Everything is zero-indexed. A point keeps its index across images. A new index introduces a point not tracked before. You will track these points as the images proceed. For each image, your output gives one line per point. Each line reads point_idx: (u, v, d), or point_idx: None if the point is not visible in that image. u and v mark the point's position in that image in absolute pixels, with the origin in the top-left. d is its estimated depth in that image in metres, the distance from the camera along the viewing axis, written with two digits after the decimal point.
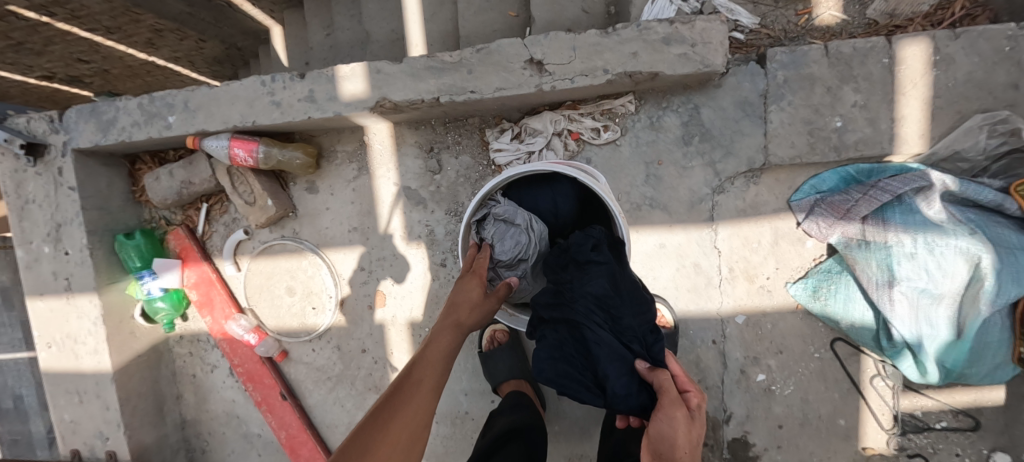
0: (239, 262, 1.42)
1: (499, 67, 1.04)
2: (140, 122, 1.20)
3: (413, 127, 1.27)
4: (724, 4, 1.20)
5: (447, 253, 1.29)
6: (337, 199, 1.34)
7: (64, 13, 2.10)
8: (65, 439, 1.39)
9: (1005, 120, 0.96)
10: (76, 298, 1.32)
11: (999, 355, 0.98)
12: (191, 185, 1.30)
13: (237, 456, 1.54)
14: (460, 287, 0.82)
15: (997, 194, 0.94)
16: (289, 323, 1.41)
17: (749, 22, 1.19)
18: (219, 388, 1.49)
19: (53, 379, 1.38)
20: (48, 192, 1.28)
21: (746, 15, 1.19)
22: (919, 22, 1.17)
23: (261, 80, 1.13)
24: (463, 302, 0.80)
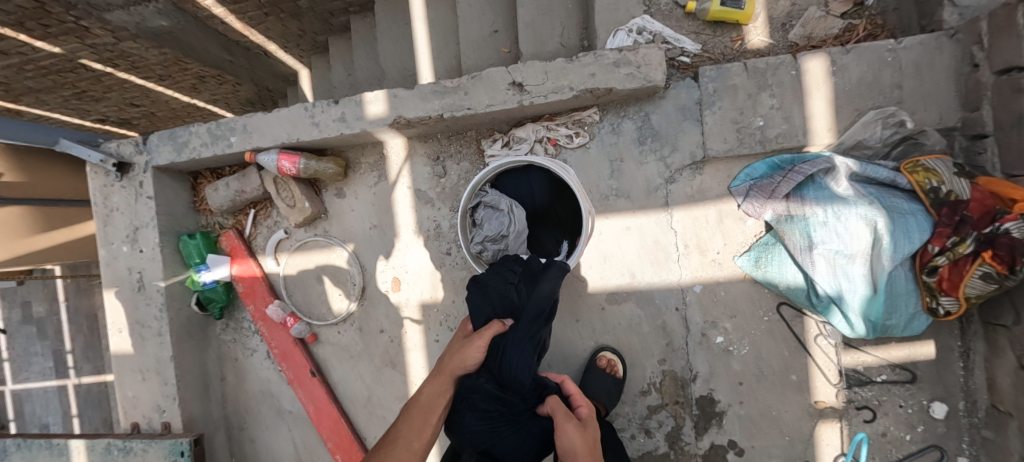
0: (279, 258, 1.70)
1: (489, 89, 1.33)
2: (207, 142, 1.51)
3: (423, 141, 1.56)
4: (672, 35, 1.48)
5: (451, 243, 1.55)
6: (361, 201, 1.63)
7: (127, 64, 2.62)
8: (128, 412, 1.63)
9: (894, 114, 1.20)
10: (146, 288, 1.60)
11: (911, 306, 1.18)
12: (243, 193, 1.60)
13: (271, 431, 1.75)
14: (453, 349, 0.94)
15: (889, 172, 1.17)
16: (319, 308, 1.67)
17: (692, 48, 1.48)
18: (258, 369, 1.74)
19: (120, 361, 1.63)
20: (129, 201, 1.58)
21: (690, 43, 1.48)
22: (831, 42, 1.43)
23: (304, 107, 1.44)
24: (454, 362, 0.91)
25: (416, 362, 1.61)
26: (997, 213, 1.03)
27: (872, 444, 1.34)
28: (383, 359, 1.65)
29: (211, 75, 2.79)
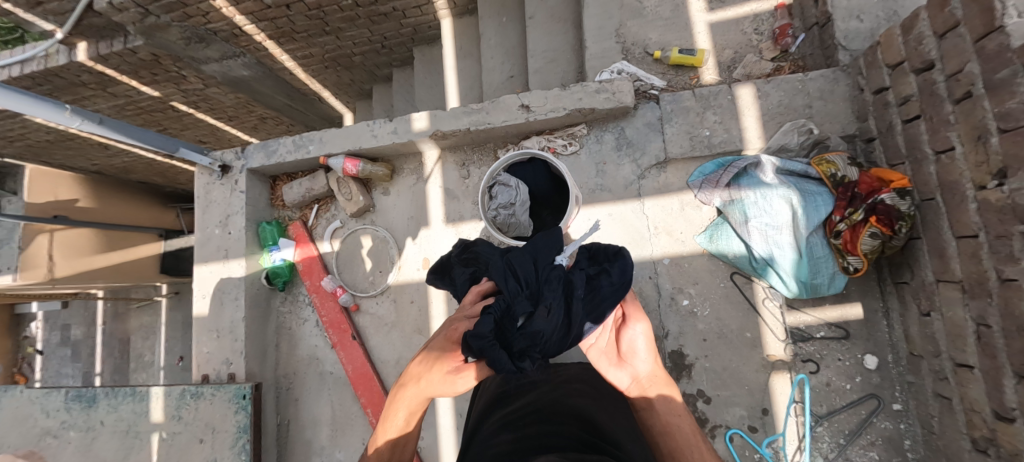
0: (333, 243, 2.13)
1: (504, 110, 1.80)
2: (291, 151, 2.01)
3: (453, 151, 2.02)
4: (645, 75, 1.94)
5: (472, 229, 1.95)
6: (402, 198, 2.07)
7: (203, 105, 3.70)
8: (201, 365, 1.98)
9: (806, 125, 1.61)
10: (230, 262, 2.02)
11: (830, 267, 1.50)
12: (313, 190, 2.06)
13: (312, 391, 2.06)
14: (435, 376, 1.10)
15: (802, 166, 1.56)
16: (363, 283, 2.06)
17: (660, 84, 1.92)
18: (308, 336, 2.09)
19: (201, 322, 2.01)
20: (226, 195, 2.06)
21: (659, 81, 1.92)
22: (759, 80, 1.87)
23: (367, 124, 1.93)
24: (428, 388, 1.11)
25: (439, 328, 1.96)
26: (878, 189, 1.40)
27: (818, 393, 1.60)
28: (412, 327, 1.99)
29: (273, 117, 3.88)
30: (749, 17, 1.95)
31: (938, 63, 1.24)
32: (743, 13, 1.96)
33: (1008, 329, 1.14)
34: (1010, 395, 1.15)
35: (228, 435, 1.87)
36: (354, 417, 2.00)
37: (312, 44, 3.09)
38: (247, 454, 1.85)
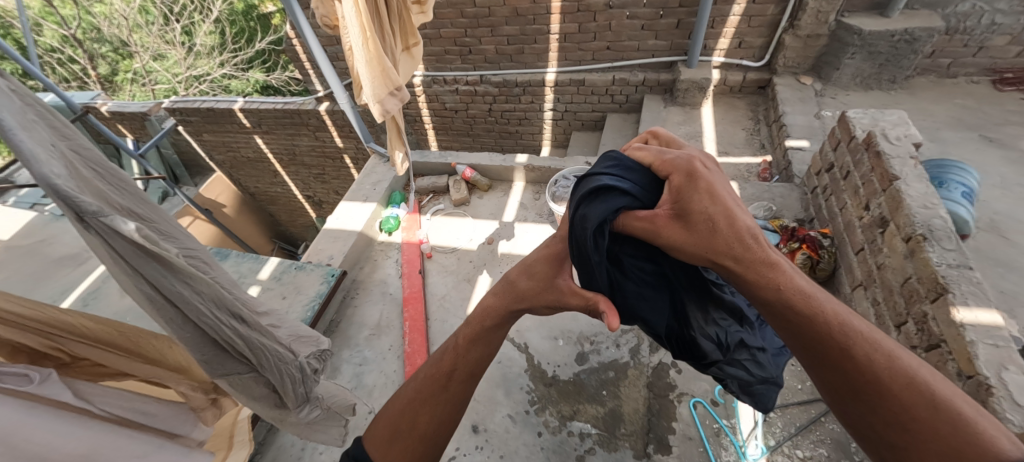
0: (432, 217, 3.06)
1: (576, 161, 2.87)
2: (436, 158, 3.20)
3: (534, 186, 3.06)
4: None
5: (530, 227, 2.82)
6: (490, 202, 3.05)
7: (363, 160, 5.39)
8: (312, 255, 2.76)
9: (768, 206, 2.43)
10: (367, 204, 3.01)
11: None
12: (436, 183, 3.16)
13: (371, 303, 2.65)
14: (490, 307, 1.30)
15: (763, 222, 2.32)
16: (444, 244, 2.88)
17: None
18: (387, 268, 2.82)
19: (327, 231, 2.89)
20: (385, 172, 3.22)
21: None
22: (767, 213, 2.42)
23: (488, 156, 3.12)
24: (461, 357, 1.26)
25: (483, 282, 2.60)
26: (809, 232, 2.13)
27: (774, 387, 1.90)
28: (465, 276, 2.65)
29: None
30: (744, 163, 3.05)
31: (835, 164, 2.15)
32: (741, 161, 3.07)
33: (885, 299, 1.65)
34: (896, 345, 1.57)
35: (306, 298, 2.46)
36: (393, 327, 2.50)
37: (456, 140, 4.80)
38: (312, 312, 2.38)
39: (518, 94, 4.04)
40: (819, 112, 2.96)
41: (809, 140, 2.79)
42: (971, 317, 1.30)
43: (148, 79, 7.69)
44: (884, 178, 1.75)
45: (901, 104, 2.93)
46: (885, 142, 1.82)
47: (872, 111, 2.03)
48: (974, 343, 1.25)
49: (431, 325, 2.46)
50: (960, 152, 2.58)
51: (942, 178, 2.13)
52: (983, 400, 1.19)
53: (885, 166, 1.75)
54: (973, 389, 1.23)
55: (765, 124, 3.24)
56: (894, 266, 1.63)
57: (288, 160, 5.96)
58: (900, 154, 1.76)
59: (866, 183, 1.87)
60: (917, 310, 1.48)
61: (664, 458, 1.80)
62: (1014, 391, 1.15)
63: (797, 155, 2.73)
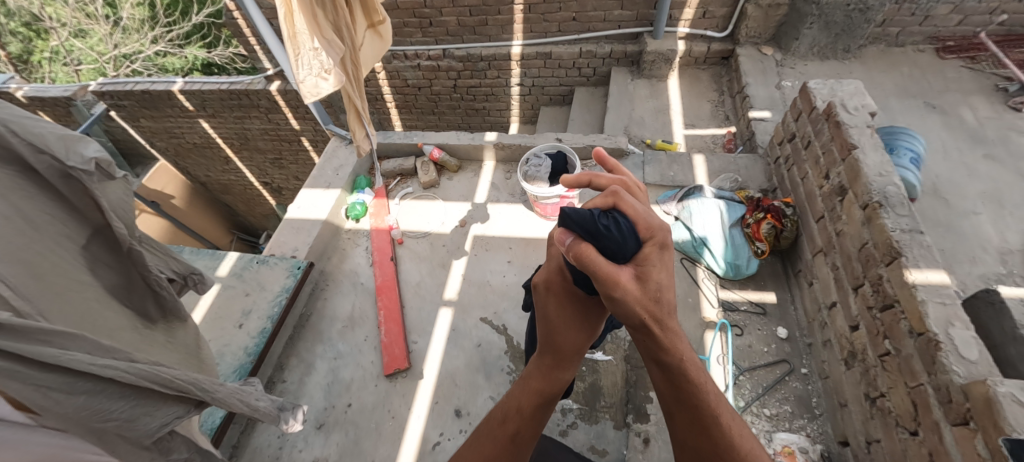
0: (401, 201, 2.96)
1: (546, 138, 2.82)
2: (402, 138, 3.06)
3: (505, 165, 3.00)
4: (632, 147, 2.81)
5: (503, 208, 2.77)
6: (460, 183, 2.97)
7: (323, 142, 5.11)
8: (274, 247, 2.61)
9: (734, 177, 2.49)
10: (330, 190, 2.86)
11: (746, 253, 2.16)
12: (403, 165, 3.04)
13: (342, 294, 2.56)
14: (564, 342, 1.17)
15: (730, 193, 2.38)
16: (414, 228, 2.79)
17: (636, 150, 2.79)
18: (356, 256, 2.72)
19: (289, 222, 2.73)
20: (347, 155, 3.05)
21: (635, 149, 2.80)
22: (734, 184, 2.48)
23: (455, 135, 3.01)
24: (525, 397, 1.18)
25: (458, 266, 2.56)
26: (773, 202, 2.20)
27: (742, 351, 1.99)
28: (439, 261, 2.60)
29: None
30: (710, 135, 3.10)
31: (797, 134, 2.21)
32: (706, 133, 3.12)
33: (844, 264, 1.74)
34: (853, 307, 1.67)
35: (271, 293, 2.36)
36: (368, 317, 2.43)
37: (420, 119, 4.61)
38: (279, 308, 2.30)
39: (483, 69, 3.90)
40: (779, 82, 3.02)
41: (770, 111, 2.86)
42: (922, 278, 1.39)
43: (69, 59, 6.91)
44: (843, 148, 1.81)
45: (854, 73, 3.04)
46: (844, 112, 1.87)
47: (831, 81, 2.08)
48: (925, 302, 1.33)
49: (406, 313, 2.41)
50: (906, 119, 2.73)
51: (893, 145, 2.24)
52: (931, 355, 1.29)
53: (844, 135, 1.81)
54: (923, 346, 1.32)
55: (729, 95, 3.28)
56: (851, 233, 1.71)
57: (239, 145, 5.57)
58: (857, 124, 1.82)
59: (826, 152, 1.93)
60: (873, 274, 1.57)
61: (643, 426, 1.87)
62: (959, 345, 1.25)
63: (760, 125, 2.79)
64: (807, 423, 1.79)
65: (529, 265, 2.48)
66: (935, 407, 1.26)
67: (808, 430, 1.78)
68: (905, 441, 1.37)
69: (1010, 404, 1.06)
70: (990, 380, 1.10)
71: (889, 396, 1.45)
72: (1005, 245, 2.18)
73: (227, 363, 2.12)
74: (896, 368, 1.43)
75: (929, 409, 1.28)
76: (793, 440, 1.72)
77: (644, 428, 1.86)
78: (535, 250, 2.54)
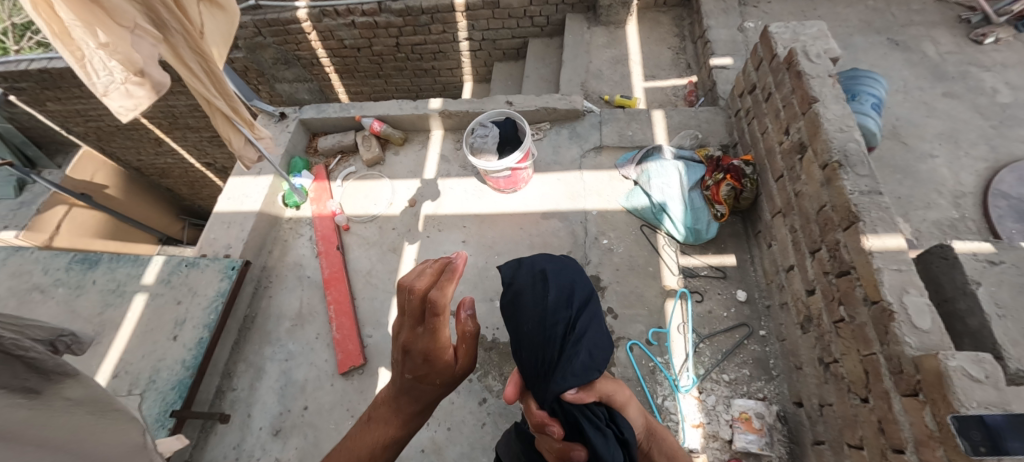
0: (344, 182, 2.71)
1: (495, 102, 2.58)
2: (337, 111, 2.75)
3: (455, 134, 2.77)
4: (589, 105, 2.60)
5: (455, 182, 2.57)
6: (407, 157, 2.73)
7: None
8: (205, 246, 2.38)
9: (694, 134, 2.36)
10: (261, 176, 2.58)
11: (706, 216, 2.08)
12: (342, 142, 2.76)
13: (287, 289, 2.38)
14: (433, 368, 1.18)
15: (689, 153, 2.26)
16: (360, 212, 2.58)
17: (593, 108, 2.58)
18: (299, 248, 2.51)
19: (219, 216, 2.47)
20: (277, 134, 2.74)
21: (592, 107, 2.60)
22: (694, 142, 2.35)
23: (396, 103, 2.72)
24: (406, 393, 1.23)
25: (410, 250, 2.39)
26: (733, 161, 2.09)
27: (702, 318, 1.96)
28: (389, 247, 2.43)
29: None
30: (670, 87, 2.91)
31: (757, 85, 2.06)
32: (667, 84, 2.93)
33: (802, 226, 1.67)
34: (810, 271, 1.62)
35: (205, 299, 2.16)
36: (317, 313, 2.28)
37: (365, 83, 4.22)
38: (216, 315, 2.12)
39: (426, 24, 3.51)
40: (742, 24, 2.82)
41: (732, 57, 2.67)
42: (879, 243, 1.32)
43: None
44: (804, 101, 1.68)
45: (819, 9, 2.85)
46: (806, 60, 1.72)
47: (793, 24, 1.91)
48: (881, 270, 1.27)
49: (358, 305, 2.27)
50: (869, 59, 2.60)
51: (855, 90, 2.12)
52: (886, 324, 1.24)
53: (804, 87, 1.67)
54: (877, 314, 1.27)
55: (690, 41, 3.06)
56: (810, 194, 1.62)
57: (169, 124, 5.04)
58: (819, 73, 1.68)
59: (787, 106, 1.80)
60: (831, 238, 1.50)
61: None
62: (912, 314, 1.20)
63: (722, 74, 2.61)
64: (764, 385, 1.80)
65: (484, 243, 2.34)
66: (887, 376, 1.24)
67: (766, 392, 1.78)
68: (856, 406, 1.37)
69: (960, 379, 1.03)
70: (941, 354, 1.06)
71: (842, 361, 1.43)
72: (959, 188, 2.15)
73: (164, 379, 1.97)
74: (849, 335, 1.40)
75: (880, 377, 1.26)
76: (750, 405, 1.73)
77: None
78: (491, 226, 2.39)
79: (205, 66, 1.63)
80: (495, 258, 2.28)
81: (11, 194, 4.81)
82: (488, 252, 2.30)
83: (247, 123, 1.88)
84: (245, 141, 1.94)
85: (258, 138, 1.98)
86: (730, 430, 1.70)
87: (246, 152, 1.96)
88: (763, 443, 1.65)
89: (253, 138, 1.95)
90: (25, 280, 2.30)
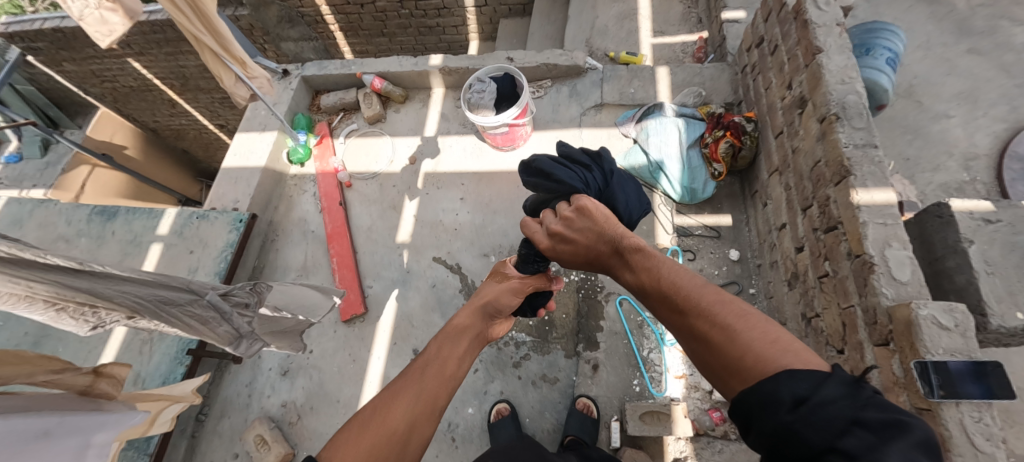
0: (346, 140, 2.74)
1: (495, 58, 2.53)
2: (338, 67, 2.74)
3: (455, 91, 2.74)
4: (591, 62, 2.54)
5: (454, 140, 2.58)
6: (408, 115, 2.74)
7: None
8: (214, 200, 2.47)
9: (697, 91, 2.29)
10: (265, 133, 2.63)
11: (704, 175, 2.05)
12: (343, 99, 2.77)
13: (293, 243, 2.48)
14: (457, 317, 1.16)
15: (691, 110, 2.20)
16: (362, 170, 2.62)
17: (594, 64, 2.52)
18: (304, 204, 2.59)
19: (226, 171, 2.54)
20: (280, 91, 2.76)
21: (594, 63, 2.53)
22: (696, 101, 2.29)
23: (396, 60, 2.69)
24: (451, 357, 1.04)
25: (409, 207, 2.44)
26: (735, 118, 2.03)
27: None
28: (389, 203, 2.48)
29: None
30: (679, 43, 2.80)
31: (765, 38, 1.97)
32: (676, 41, 2.82)
33: (796, 183, 1.65)
34: (801, 228, 1.61)
35: (215, 250, 2.27)
36: (321, 265, 2.38)
37: (369, 42, 4.16)
38: (226, 264, 2.23)
39: None
40: None
41: (745, 11, 2.54)
42: (868, 198, 1.30)
43: None
44: (808, 52, 1.61)
45: None
46: (814, 8, 1.64)
47: None
48: (866, 224, 1.26)
49: (360, 258, 2.36)
50: (892, 12, 2.45)
51: (869, 44, 2.01)
52: (865, 276, 1.24)
53: (809, 37, 1.60)
54: (859, 268, 1.27)
55: None
56: (806, 149, 1.59)
57: (180, 86, 5.11)
58: (826, 22, 1.60)
59: (791, 58, 1.73)
60: (822, 194, 1.48)
61: (592, 353, 1.92)
62: (893, 266, 1.20)
63: (732, 28, 2.49)
64: None
65: (481, 200, 2.37)
66: (862, 327, 1.26)
67: None
68: (832, 358, 1.40)
69: (928, 327, 1.04)
70: (913, 303, 1.07)
71: (823, 316, 1.45)
72: (973, 150, 2.07)
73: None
74: (831, 290, 1.41)
75: (855, 329, 1.29)
76: None
77: (593, 355, 1.92)
78: (488, 184, 2.41)
79: (190, 4, 1.67)
80: (492, 215, 2.31)
81: (38, 154, 5.02)
82: (484, 210, 2.34)
83: (237, 62, 1.91)
84: (236, 78, 2.01)
85: (251, 77, 2.01)
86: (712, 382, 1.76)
87: (238, 89, 2.05)
88: None
89: (245, 77, 1.99)
90: (51, 231, 2.45)
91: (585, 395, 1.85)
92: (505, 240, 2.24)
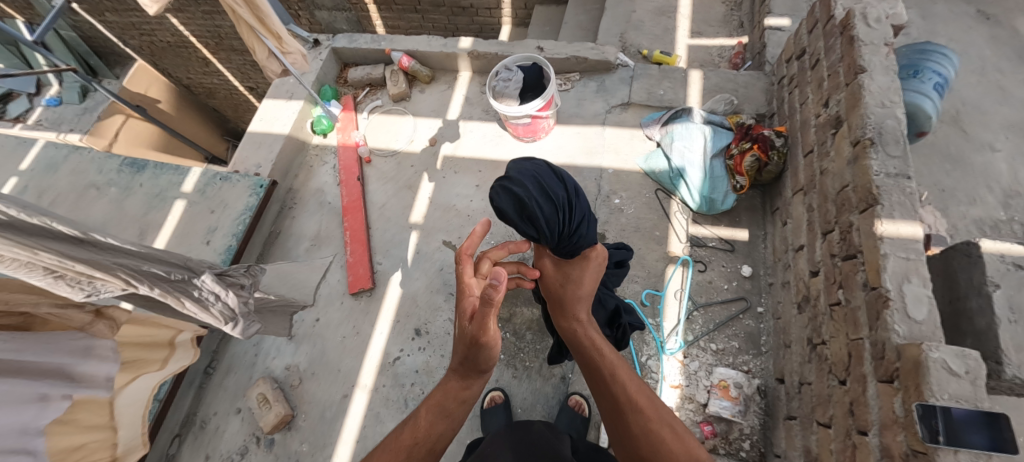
0: (369, 115, 2.76)
1: (525, 46, 2.49)
2: (368, 42, 2.75)
3: (482, 76, 2.72)
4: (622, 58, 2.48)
5: (475, 125, 2.57)
6: (432, 96, 2.73)
7: None
8: (238, 163, 2.53)
9: (728, 98, 2.23)
10: (291, 101, 2.66)
11: (725, 186, 2.01)
12: (370, 74, 2.78)
13: (309, 212, 2.53)
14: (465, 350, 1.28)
15: (719, 118, 2.15)
16: (382, 146, 2.64)
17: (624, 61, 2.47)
18: (322, 174, 2.63)
19: (251, 136, 2.59)
20: (309, 60, 2.78)
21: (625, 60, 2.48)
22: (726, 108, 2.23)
23: (426, 39, 2.68)
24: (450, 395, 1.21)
25: (424, 188, 2.46)
26: (764, 130, 1.97)
27: (701, 287, 1.96)
28: (406, 183, 2.50)
29: None
30: (716, 46, 2.71)
31: (807, 50, 1.89)
32: (713, 43, 2.73)
33: (820, 205, 1.60)
34: (818, 251, 1.57)
35: (235, 212, 2.33)
36: (334, 237, 2.43)
37: (402, 17, 4.14)
38: (244, 226, 2.29)
39: None
40: None
41: (790, 18, 2.43)
42: (893, 229, 1.25)
43: None
44: (851, 70, 1.54)
45: None
46: (863, 24, 1.56)
47: None
48: (887, 256, 1.22)
49: (373, 234, 2.39)
50: (947, 32, 2.31)
51: (916, 66, 1.92)
52: (878, 310, 1.21)
53: (854, 54, 1.53)
54: (873, 300, 1.24)
55: None
56: (835, 171, 1.54)
57: (215, 45, 5.19)
58: (874, 41, 1.52)
59: (831, 75, 1.66)
60: (845, 219, 1.43)
61: None
62: (909, 303, 1.16)
63: (774, 36, 2.40)
64: (751, 359, 1.81)
65: None
66: (868, 361, 1.23)
67: (751, 365, 1.81)
68: (832, 387, 1.38)
69: (937, 370, 1.01)
70: (925, 344, 1.04)
71: (829, 344, 1.42)
72: (1014, 187, 1.97)
73: None
74: (841, 319, 1.38)
75: (861, 361, 1.26)
76: (730, 374, 1.76)
77: None
78: (505, 173, 2.40)
79: None
80: None
81: (76, 101, 5.19)
82: None
83: (271, 35, 1.96)
84: (269, 52, 2.05)
85: (285, 52, 2.05)
86: (707, 395, 1.75)
87: (268, 63, 2.08)
88: (736, 410, 1.70)
89: (278, 51, 2.02)
90: (82, 178, 2.54)
91: (578, 393, 1.86)
92: (516, 231, 2.24)
